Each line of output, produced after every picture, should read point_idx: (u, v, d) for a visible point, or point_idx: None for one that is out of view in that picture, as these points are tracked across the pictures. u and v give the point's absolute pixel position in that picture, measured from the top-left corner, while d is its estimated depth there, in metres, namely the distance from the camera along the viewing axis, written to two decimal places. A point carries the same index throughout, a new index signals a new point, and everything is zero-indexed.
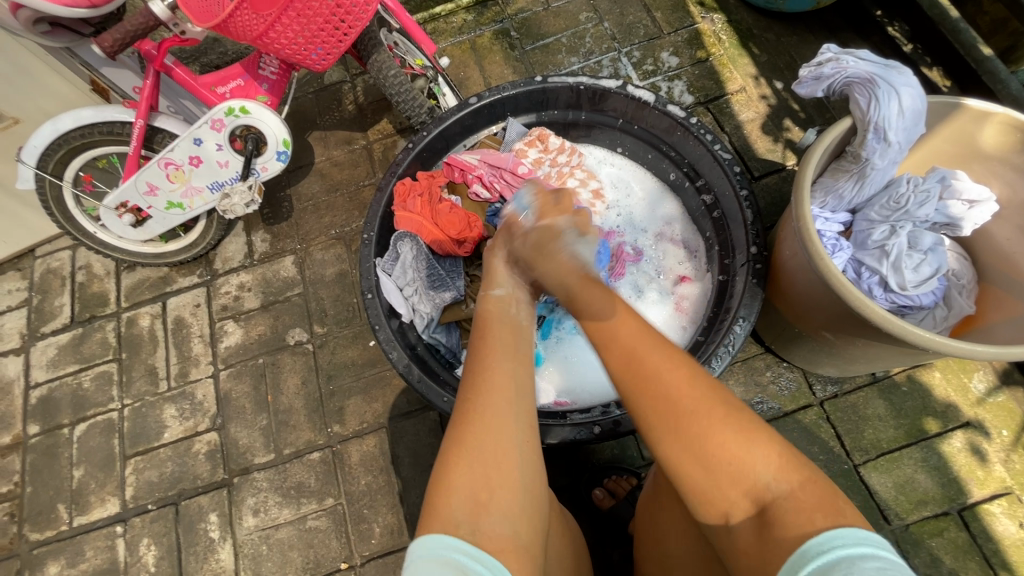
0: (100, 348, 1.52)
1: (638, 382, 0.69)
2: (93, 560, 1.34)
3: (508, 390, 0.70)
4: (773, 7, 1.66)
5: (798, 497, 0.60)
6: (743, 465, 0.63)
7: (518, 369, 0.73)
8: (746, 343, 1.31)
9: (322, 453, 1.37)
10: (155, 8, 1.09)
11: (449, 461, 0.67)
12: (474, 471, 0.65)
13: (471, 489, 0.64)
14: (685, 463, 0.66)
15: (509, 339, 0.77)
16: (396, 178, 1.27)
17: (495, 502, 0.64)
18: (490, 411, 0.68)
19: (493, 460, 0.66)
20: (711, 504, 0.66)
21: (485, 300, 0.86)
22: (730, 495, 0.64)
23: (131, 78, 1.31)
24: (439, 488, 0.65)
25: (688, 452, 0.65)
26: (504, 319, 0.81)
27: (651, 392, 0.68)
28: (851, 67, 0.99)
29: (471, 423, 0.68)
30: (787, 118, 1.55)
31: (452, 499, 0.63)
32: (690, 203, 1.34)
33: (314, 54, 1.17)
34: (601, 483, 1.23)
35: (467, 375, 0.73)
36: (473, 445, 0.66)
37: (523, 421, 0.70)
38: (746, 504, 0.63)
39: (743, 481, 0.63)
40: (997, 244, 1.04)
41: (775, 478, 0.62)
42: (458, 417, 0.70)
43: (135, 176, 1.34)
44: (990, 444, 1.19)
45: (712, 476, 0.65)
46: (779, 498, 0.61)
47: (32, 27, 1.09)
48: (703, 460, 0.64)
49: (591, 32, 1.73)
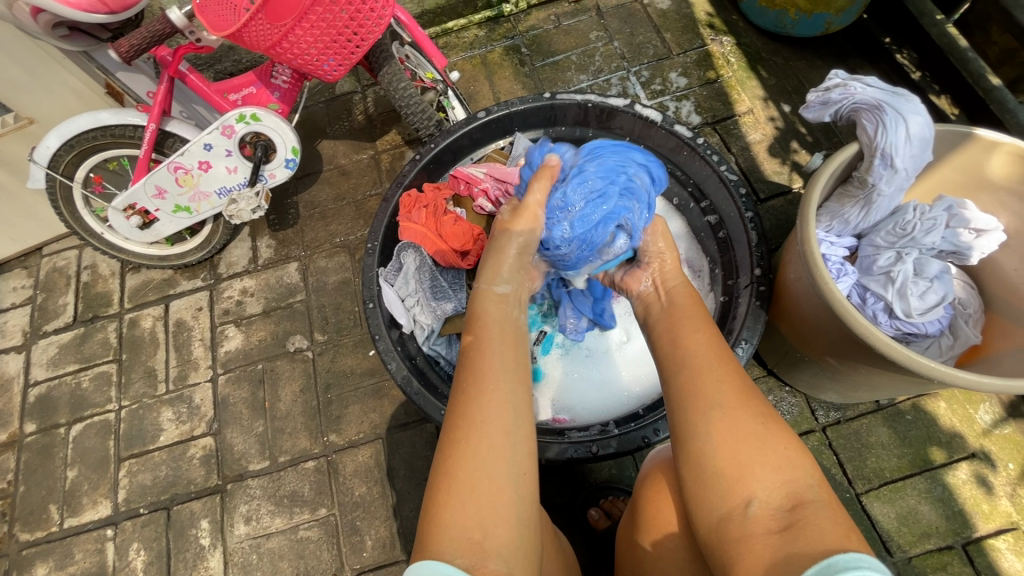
0: (101, 348, 1.53)
1: (712, 360, 0.73)
2: (82, 563, 1.32)
3: (502, 411, 0.70)
4: (782, 31, 1.68)
5: (832, 508, 0.59)
6: (788, 458, 0.64)
7: (511, 388, 0.73)
8: (748, 365, 1.30)
9: (317, 462, 1.35)
10: (172, 16, 1.12)
11: (441, 495, 0.65)
12: (467, 507, 0.64)
13: (463, 524, 0.63)
14: (734, 429, 0.66)
15: (506, 352, 0.77)
16: (402, 189, 1.28)
17: (490, 539, 0.62)
18: (483, 437, 0.68)
19: (486, 497, 0.64)
20: (736, 484, 0.63)
21: (485, 295, 0.89)
22: (762, 477, 0.62)
23: (146, 83, 1.33)
24: (432, 523, 0.64)
25: (738, 424, 0.66)
26: (503, 325, 0.83)
27: (718, 369, 0.72)
28: (859, 92, 0.99)
29: (465, 453, 0.67)
30: (794, 141, 1.56)
31: (447, 532, 0.63)
32: (696, 223, 1.33)
33: (326, 65, 1.19)
34: (597, 503, 1.21)
35: (460, 395, 0.72)
36: (464, 478, 0.66)
37: (519, 446, 0.69)
38: (775, 493, 0.61)
39: (782, 473, 0.63)
40: (1005, 274, 1.03)
41: (817, 486, 0.62)
42: (451, 441, 0.69)
43: (145, 179, 1.35)
44: (996, 476, 1.17)
45: (755, 454, 0.64)
46: (815, 501, 0.60)
47: (52, 31, 1.11)
48: (751, 434, 0.65)
49: (601, 51, 1.75)
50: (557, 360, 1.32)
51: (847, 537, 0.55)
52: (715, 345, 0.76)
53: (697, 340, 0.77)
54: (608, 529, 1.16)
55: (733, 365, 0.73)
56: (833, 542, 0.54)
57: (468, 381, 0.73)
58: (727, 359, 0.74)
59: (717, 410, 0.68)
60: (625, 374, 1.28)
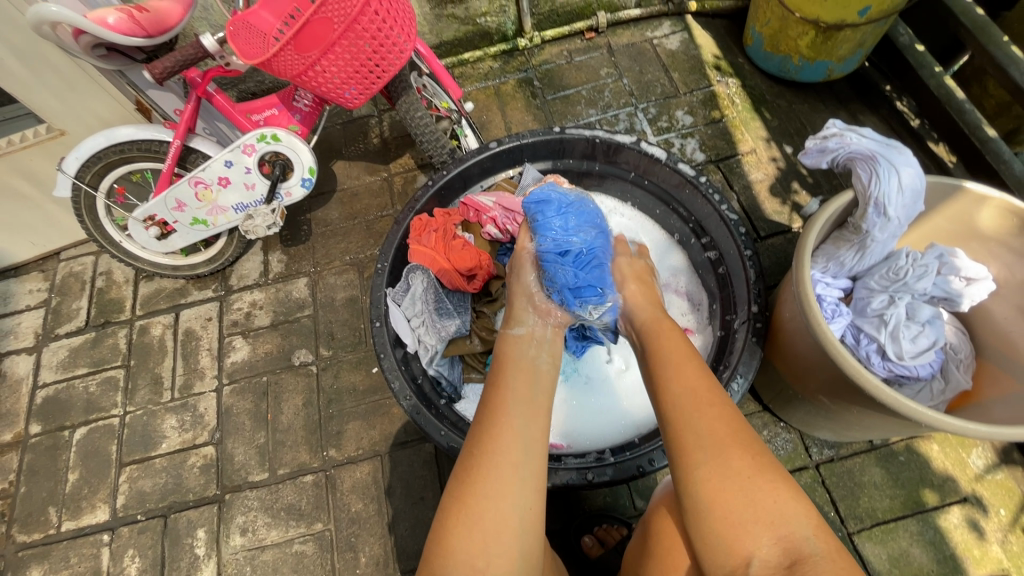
0: (111, 353, 1.56)
1: (697, 415, 0.75)
2: (76, 567, 1.33)
3: (513, 443, 0.75)
4: (786, 75, 1.75)
5: (831, 560, 0.64)
6: (782, 512, 0.67)
7: (524, 423, 0.77)
8: (745, 400, 1.32)
9: (315, 476, 1.37)
10: (206, 42, 1.17)
11: (450, 518, 0.70)
12: (473, 534, 0.68)
13: (469, 553, 0.67)
14: (724, 486, 0.69)
15: (519, 388, 0.82)
16: (413, 214, 1.32)
17: (493, 568, 0.66)
18: (495, 465, 0.72)
19: (493, 526, 0.68)
20: (734, 543, 0.67)
21: (505, 337, 0.96)
22: (758, 534, 0.66)
23: (174, 101, 1.40)
24: (439, 546, 0.69)
25: (727, 482, 0.69)
26: (520, 362, 0.89)
27: (704, 424, 0.74)
28: (855, 143, 1.03)
29: (477, 481, 0.71)
30: (795, 181, 1.61)
31: (454, 555, 0.67)
32: (696, 258, 1.37)
33: (348, 93, 1.25)
34: (591, 530, 1.22)
35: (478, 423, 0.78)
36: (473, 505, 0.70)
37: (529, 484, 0.72)
38: (774, 548, 0.66)
39: (777, 527, 0.67)
40: (995, 322, 1.06)
41: (813, 534, 0.66)
42: (462, 473, 0.73)
43: (166, 192, 1.40)
44: (988, 522, 1.18)
45: (748, 510, 0.68)
46: (814, 555, 0.65)
47: (90, 51, 1.17)
48: (740, 492, 0.69)
49: (610, 87, 1.82)
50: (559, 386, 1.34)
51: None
52: (696, 396, 0.77)
53: (682, 390, 0.79)
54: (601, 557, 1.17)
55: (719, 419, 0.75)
56: None
57: (484, 413, 0.78)
58: (714, 413, 0.75)
59: (705, 467, 0.71)
60: (621, 402, 1.30)
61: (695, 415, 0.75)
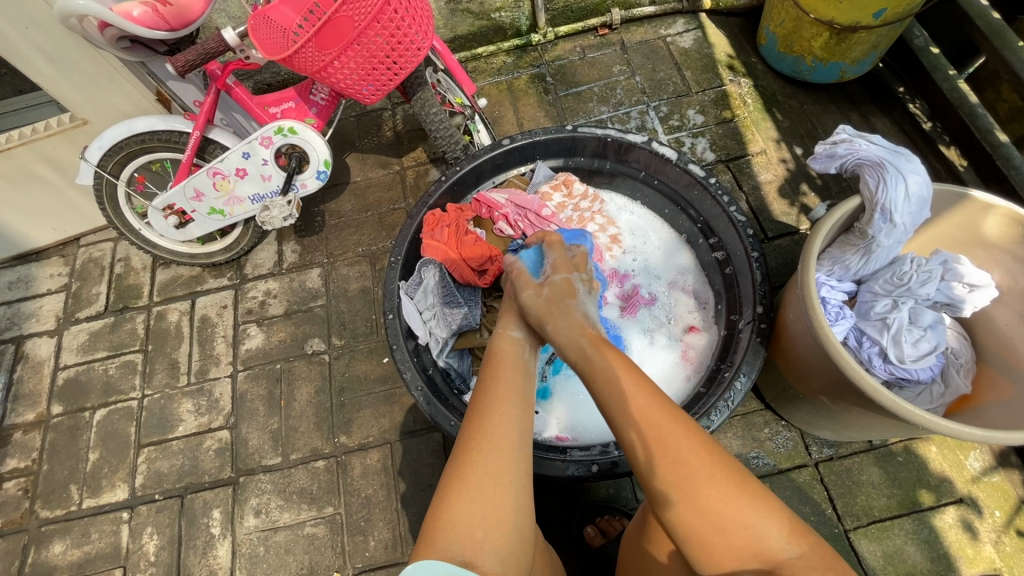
0: (129, 338, 1.60)
1: (662, 448, 0.72)
2: (97, 543, 1.38)
3: (509, 434, 0.77)
4: (800, 76, 1.75)
5: (807, 561, 0.66)
6: (754, 532, 0.67)
7: (520, 415, 0.80)
8: (747, 398, 1.34)
9: (327, 462, 1.41)
10: (227, 35, 1.20)
11: (450, 493, 0.72)
12: (469, 509, 0.71)
13: (468, 524, 0.69)
14: (698, 515, 0.69)
15: (517, 384, 0.85)
16: (427, 209, 1.34)
17: (490, 539, 0.69)
18: (494, 447, 0.75)
19: (491, 499, 0.71)
20: (713, 561, 0.69)
21: (501, 338, 0.96)
22: (734, 555, 0.67)
23: (193, 92, 1.42)
24: (440, 516, 0.71)
25: (701, 512, 0.69)
26: (515, 362, 0.90)
27: (669, 459, 0.71)
28: (863, 149, 1.05)
29: (474, 462, 0.74)
30: (804, 183, 1.62)
31: (452, 527, 0.69)
32: (704, 257, 1.39)
33: (365, 90, 1.27)
34: (593, 520, 1.25)
35: (473, 411, 0.80)
36: (473, 482, 0.72)
37: (522, 469, 0.76)
38: (752, 564, 0.67)
39: (751, 546, 0.67)
40: (997, 328, 1.08)
41: (788, 542, 0.67)
42: (460, 452, 0.76)
43: (185, 182, 1.43)
44: (982, 522, 1.20)
45: (721, 538, 0.68)
46: (790, 560, 0.66)
47: (115, 43, 1.20)
48: (714, 522, 0.68)
49: (623, 85, 1.83)
50: (566, 380, 1.37)
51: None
52: (659, 430, 0.73)
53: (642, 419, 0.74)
54: (603, 546, 1.21)
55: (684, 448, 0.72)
56: None
57: (476, 404, 0.80)
58: (683, 441, 0.72)
59: (676, 500, 0.70)
60: None
61: (659, 449, 0.72)
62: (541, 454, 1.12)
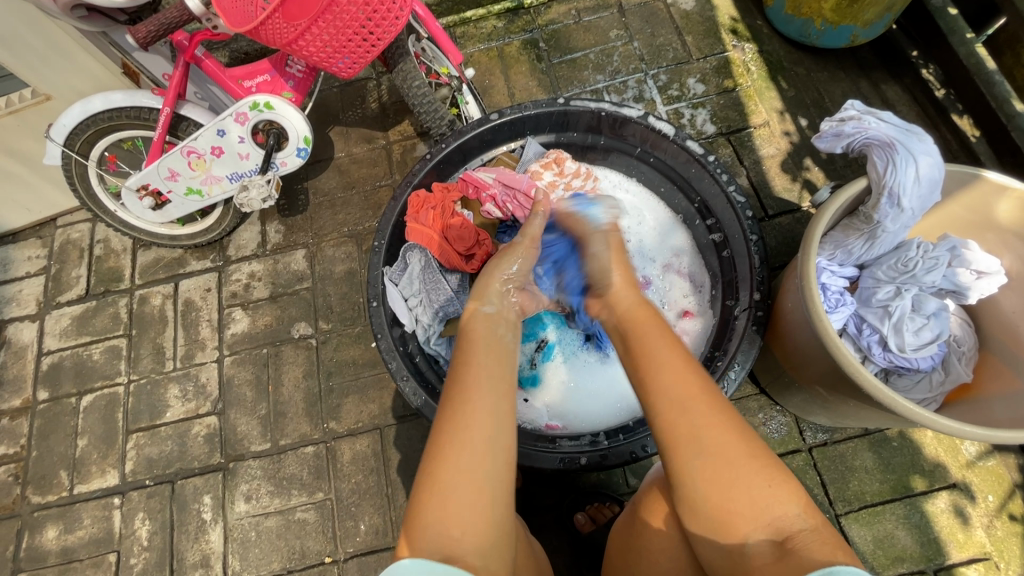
0: (112, 322, 1.57)
1: (688, 402, 0.67)
2: (89, 528, 1.39)
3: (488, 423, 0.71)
4: (807, 41, 1.65)
5: (819, 535, 0.62)
6: (775, 498, 0.63)
7: (495, 398, 0.73)
8: (742, 383, 1.32)
9: (316, 447, 1.40)
10: (189, 3, 1.10)
11: (427, 490, 0.68)
12: (444, 508, 0.66)
13: (444, 521, 0.65)
14: (719, 473, 0.64)
15: (492, 363, 0.77)
16: (411, 189, 1.28)
17: (468, 537, 0.65)
18: (467, 442, 0.69)
19: (467, 497, 0.66)
20: (727, 525, 0.65)
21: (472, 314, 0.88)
22: (749, 519, 0.63)
23: (162, 65, 1.32)
24: (416, 517, 0.67)
25: (723, 471, 0.64)
26: (490, 337, 0.82)
27: (694, 413, 0.66)
28: (873, 127, 0.98)
29: (451, 455, 0.68)
30: (808, 157, 1.55)
31: (426, 534, 0.65)
32: (701, 238, 1.34)
33: (340, 63, 1.18)
34: (583, 507, 1.25)
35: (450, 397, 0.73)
36: (450, 479, 0.67)
37: (500, 458, 0.70)
38: (765, 531, 0.63)
39: (771, 512, 0.63)
40: (1003, 314, 1.04)
41: (803, 513, 0.64)
42: (436, 443, 0.70)
43: (158, 161, 1.36)
44: (975, 508, 1.20)
45: (741, 501, 0.63)
46: (806, 533, 0.62)
47: (70, 12, 1.10)
48: (737, 481, 0.64)
49: (620, 51, 1.73)
50: (557, 368, 1.34)
51: (835, 556, 0.58)
52: (677, 388, 0.68)
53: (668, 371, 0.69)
54: (593, 533, 1.20)
55: (702, 398, 0.68)
56: (825, 561, 0.58)
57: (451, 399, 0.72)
58: (706, 400, 0.67)
59: (701, 459, 0.65)
60: (618, 386, 1.30)
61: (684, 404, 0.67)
62: (528, 445, 1.09)
